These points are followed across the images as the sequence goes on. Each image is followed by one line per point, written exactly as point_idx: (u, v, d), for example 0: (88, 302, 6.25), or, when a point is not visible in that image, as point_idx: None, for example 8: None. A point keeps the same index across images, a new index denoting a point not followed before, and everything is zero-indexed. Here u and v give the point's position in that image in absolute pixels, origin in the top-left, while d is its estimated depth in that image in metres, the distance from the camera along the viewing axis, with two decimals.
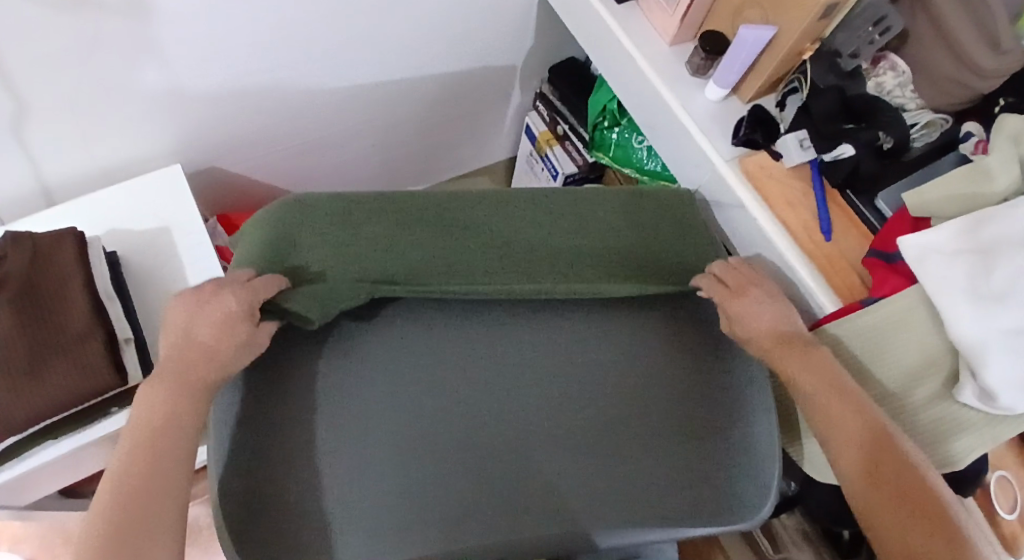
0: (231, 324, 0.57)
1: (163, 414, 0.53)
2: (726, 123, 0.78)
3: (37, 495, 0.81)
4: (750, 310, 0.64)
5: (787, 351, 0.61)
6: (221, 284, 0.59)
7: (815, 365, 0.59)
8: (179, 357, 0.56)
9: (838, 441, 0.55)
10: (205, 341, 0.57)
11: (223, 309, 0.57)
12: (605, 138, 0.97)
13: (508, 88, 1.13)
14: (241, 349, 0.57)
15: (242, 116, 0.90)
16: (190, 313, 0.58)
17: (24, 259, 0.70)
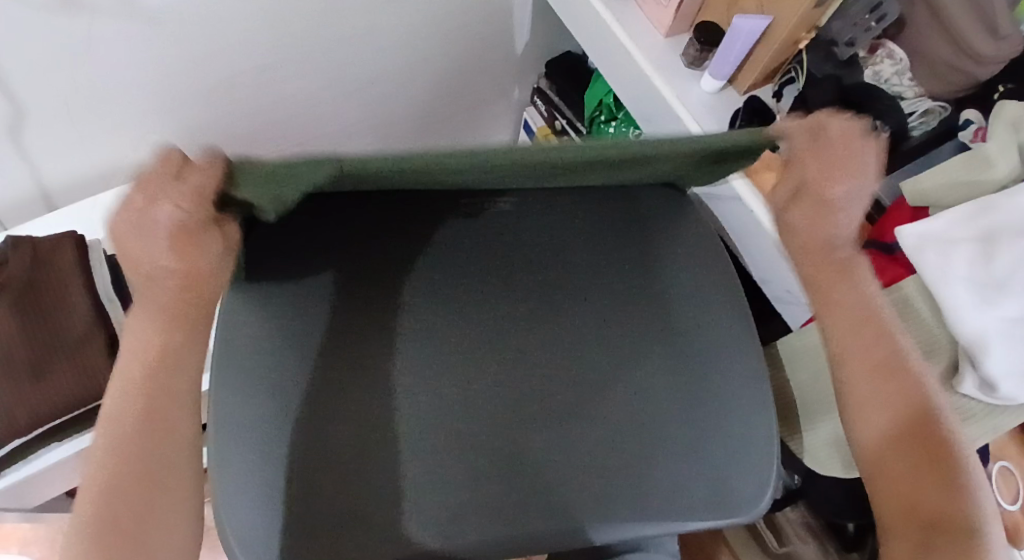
0: (195, 238, 0.44)
1: (143, 283, 0.46)
2: (721, 115, 0.77)
3: (45, 496, 0.82)
4: (826, 197, 0.51)
5: (830, 276, 0.53)
6: (152, 185, 0.43)
7: (860, 299, 0.53)
8: (155, 279, 0.46)
9: (867, 387, 0.50)
10: (173, 265, 0.45)
11: (172, 221, 0.43)
12: (602, 132, 0.97)
13: (505, 83, 1.12)
14: (221, 262, 0.47)
15: (238, 116, 0.90)
16: (131, 221, 0.43)
17: (25, 261, 0.70)
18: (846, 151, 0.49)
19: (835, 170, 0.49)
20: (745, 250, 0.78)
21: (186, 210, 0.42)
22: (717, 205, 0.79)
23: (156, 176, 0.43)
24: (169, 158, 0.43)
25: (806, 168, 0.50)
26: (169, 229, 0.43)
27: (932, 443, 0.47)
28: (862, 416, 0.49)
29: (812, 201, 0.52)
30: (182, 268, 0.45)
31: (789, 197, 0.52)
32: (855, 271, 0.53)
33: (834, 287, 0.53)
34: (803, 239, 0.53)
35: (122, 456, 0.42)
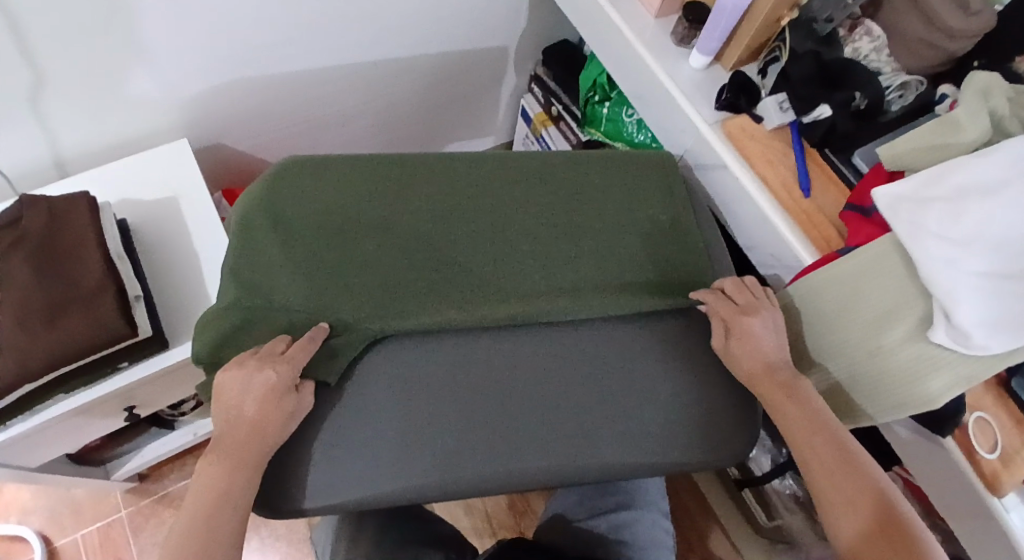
0: (276, 397, 0.60)
1: (224, 412, 0.60)
2: (709, 90, 0.81)
3: (46, 454, 0.84)
4: (750, 332, 0.68)
5: (777, 391, 0.65)
6: (263, 357, 0.61)
7: (805, 410, 0.63)
8: (233, 422, 0.59)
9: (832, 488, 0.59)
10: (250, 413, 0.59)
11: (267, 386, 0.59)
12: (596, 112, 1.01)
13: (503, 70, 1.17)
14: (287, 419, 0.60)
15: (247, 93, 0.94)
16: (241, 376, 0.60)
17: (40, 219, 0.73)
18: (756, 306, 0.70)
19: (742, 312, 0.69)
20: (732, 219, 0.82)
21: (279, 375, 0.60)
22: (706, 175, 0.82)
23: (255, 359, 0.61)
24: (279, 345, 0.63)
25: (725, 311, 0.69)
26: (263, 388, 0.60)
27: (891, 529, 0.56)
28: (834, 511, 0.58)
29: (741, 335, 0.68)
30: (256, 417, 0.59)
31: (725, 338, 0.68)
32: (801, 391, 0.65)
33: (784, 406, 0.64)
34: (745, 363, 0.67)
35: (189, 546, 0.54)
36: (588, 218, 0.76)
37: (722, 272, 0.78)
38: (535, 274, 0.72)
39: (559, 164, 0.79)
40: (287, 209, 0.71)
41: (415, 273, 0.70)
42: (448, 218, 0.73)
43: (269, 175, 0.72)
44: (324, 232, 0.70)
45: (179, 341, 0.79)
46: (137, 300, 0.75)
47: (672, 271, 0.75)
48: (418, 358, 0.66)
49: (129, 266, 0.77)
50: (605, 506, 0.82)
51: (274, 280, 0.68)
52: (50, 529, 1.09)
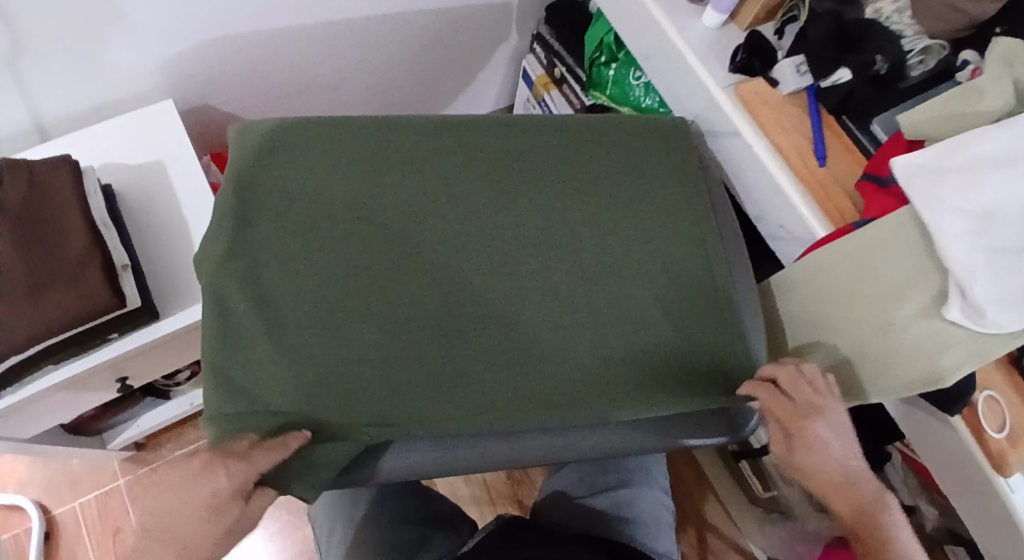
0: (222, 510, 0.53)
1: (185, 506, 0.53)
2: (723, 51, 0.77)
3: (40, 427, 0.83)
4: (813, 442, 0.59)
5: (852, 512, 0.60)
6: (218, 461, 0.54)
7: (883, 541, 0.59)
8: (170, 526, 0.53)
9: None
10: (190, 525, 0.53)
11: (214, 494, 0.53)
12: (602, 74, 0.96)
13: (505, 28, 1.12)
14: (227, 531, 0.54)
15: (235, 52, 0.89)
16: (187, 480, 0.53)
17: (21, 185, 0.69)
18: (823, 412, 0.60)
19: (800, 415, 0.60)
20: (740, 187, 0.79)
21: (230, 484, 0.53)
22: (716, 140, 0.79)
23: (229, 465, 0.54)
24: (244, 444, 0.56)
25: (780, 411, 0.61)
26: (208, 499, 0.53)
27: None
28: None
29: (803, 446, 0.60)
30: (197, 531, 0.53)
31: (783, 439, 0.61)
32: (878, 513, 0.60)
33: (862, 528, 0.60)
34: (814, 476, 0.60)
35: None
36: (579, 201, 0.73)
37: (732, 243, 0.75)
38: (558, 363, 0.66)
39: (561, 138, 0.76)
40: (266, 198, 0.69)
41: (423, 365, 0.63)
42: (428, 196, 0.71)
43: (245, 160, 0.70)
44: (302, 218, 0.68)
45: (170, 313, 0.77)
46: (123, 269, 0.72)
47: (702, 347, 0.69)
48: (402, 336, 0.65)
49: (115, 234, 0.74)
50: (608, 483, 0.81)
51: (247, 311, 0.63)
52: (48, 498, 1.09)
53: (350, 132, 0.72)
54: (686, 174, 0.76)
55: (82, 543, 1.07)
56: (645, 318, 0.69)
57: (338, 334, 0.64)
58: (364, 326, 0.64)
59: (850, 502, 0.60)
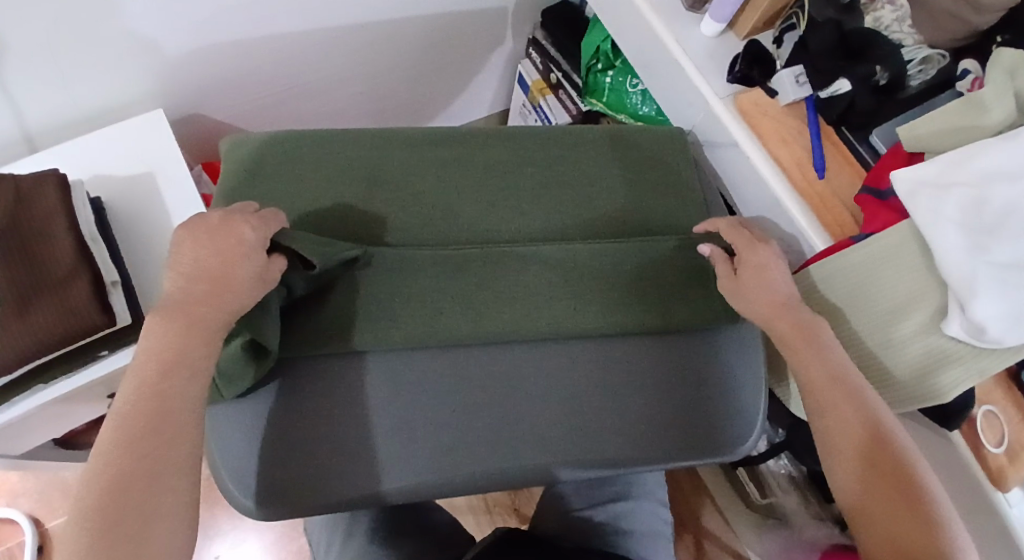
0: (242, 254, 0.55)
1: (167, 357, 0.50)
2: (722, 59, 0.76)
3: (31, 443, 0.82)
4: (764, 266, 0.64)
5: (792, 326, 0.61)
6: (233, 236, 0.55)
7: (820, 351, 0.59)
8: (185, 283, 0.53)
9: (857, 478, 0.53)
10: (209, 264, 0.54)
11: (238, 238, 0.55)
12: (599, 81, 0.95)
13: (501, 32, 1.11)
14: (252, 282, 0.55)
15: (227, 60, 0.88)
16: (205, 250, 0.54)
17: (8, 199, 0.67)
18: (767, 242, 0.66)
19: (750, 242, 0.66)
20: (739, 198, 0.78)
21: (248, 244, 0.55)
22: (714, 151, 0.78)
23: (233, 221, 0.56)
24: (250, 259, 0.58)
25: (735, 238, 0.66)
26: (228, 248, 0.55)
27: (894, 479, 0.51)
28: (844, 476, 0.53)
29: (753, 266, 0.64)
30: (212, 274, 0.53)
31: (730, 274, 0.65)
32: (819, 336, 0.60)
33: (800, 352, 0.60)
34: (758, 298, 0.63)
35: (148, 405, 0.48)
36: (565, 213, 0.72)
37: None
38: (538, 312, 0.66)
39: (547, 146, 0.75)
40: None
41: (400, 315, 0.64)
42: (410, 212, 0.69)
43: (228, 182, 0.69)
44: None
45: None
46: (113, 286, 0.71)
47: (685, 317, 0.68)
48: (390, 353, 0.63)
49: (103, 248, 0.72)
50: (604, 496, 0.81)
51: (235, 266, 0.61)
52: (41, 510, 1.08)
53: (327, 140, 0.71)
54: (682, 184, 0.76)
55: None
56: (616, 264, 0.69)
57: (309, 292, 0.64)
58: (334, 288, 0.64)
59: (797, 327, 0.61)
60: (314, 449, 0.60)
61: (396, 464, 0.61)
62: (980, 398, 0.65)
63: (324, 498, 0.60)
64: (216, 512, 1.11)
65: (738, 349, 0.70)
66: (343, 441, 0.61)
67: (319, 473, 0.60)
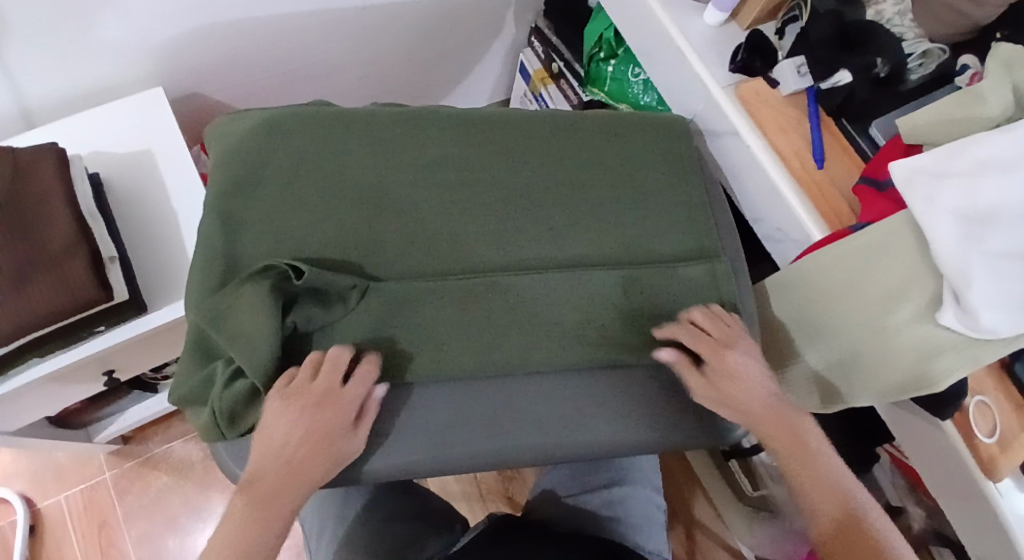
0: (334, 410, 0.56)
1: (253, 525, 0.53)
2: (723, 49, 0.76)
3: (25, 420, 0.82)
4: (734, 372, 0.60)
5: (780, 436, 0.59)
6: (324, 390, 0.56)
7: (801, 454, 0.58)
8: (292, 439, 0.55)
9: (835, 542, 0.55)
10: (308, 422, 0.55)
11: (333, 389, 0.56)
12: (600, 71, 0.95)
13: (502, 21, 1.11)
14: (345, 429, 0.56)
15: (227, 42, 0.88)
16: (302, 409, 0.55)
17: (5, 173, 0.66)
18: (731, 341, 0.62)
19: (718, 347, 0.61)
20: (739, 190, 0.78)
21: (340, 399, 0.56)
22: (719, 138, 0.76)
23: (315, 387, 0.56)
24: (310, 371, 0.57)
25: (701, 342, 0.61)
26: (320, 404, 0.55)
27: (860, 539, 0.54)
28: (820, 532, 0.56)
29: (722, 369, 0.60)
30: (308, 430, 0.55)
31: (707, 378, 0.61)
32: (801, 436, 0.59)
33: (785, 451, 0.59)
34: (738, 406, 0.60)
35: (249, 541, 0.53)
36: (554, 213, 0.68)
37: (727, 231, 0.71)
38: (552, 344, 0.62)
39: (538, 132, 0.71)
40: (234, 208, 0.63)
41: (406, 342, 0.61)
42: (408, 225, 0.65)
43: (222, 176, 0.65)
44: (267, 241, 0.63)
45: (157, 306, 0.75)
46: (110, 262, 0.69)
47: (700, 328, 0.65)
48: (364, 348, 0.60)
49: (102, 225, 0.71)
50: (599, 481, 0.82)
51: (238, 287, 0.59)
52: (34, 490, 1.08)
53: (332, 131, 0.68)
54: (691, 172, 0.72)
55: (69, 537, 1.07)
56: (636, 285, 0.65)
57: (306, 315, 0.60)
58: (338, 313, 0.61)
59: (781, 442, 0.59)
60: None
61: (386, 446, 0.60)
62: (974, 390, 0.66)
63: None
64: (208, 494, 1.11)
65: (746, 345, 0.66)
66: None
67: None
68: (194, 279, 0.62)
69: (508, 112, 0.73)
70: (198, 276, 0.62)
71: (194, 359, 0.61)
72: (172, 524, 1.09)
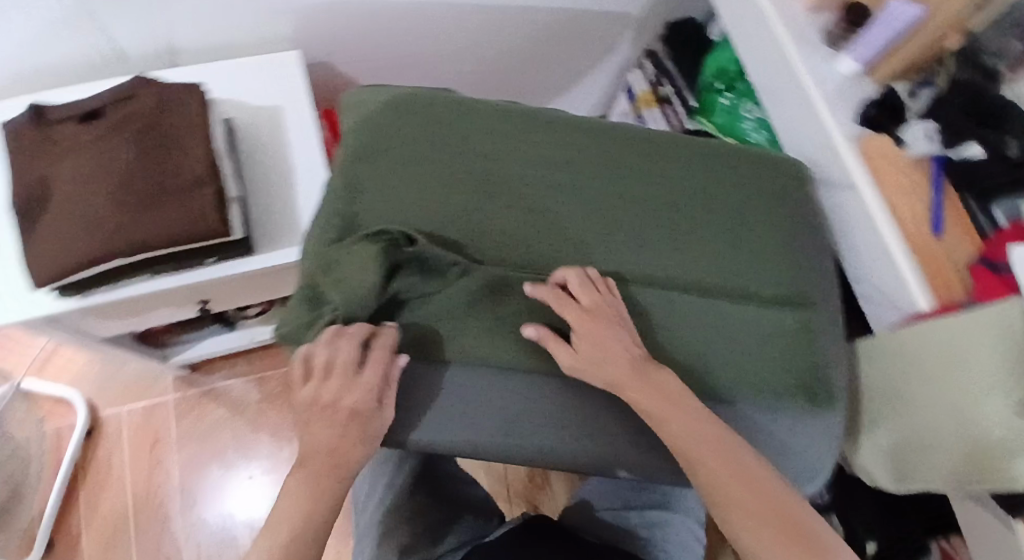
0: (362, 385, 0.57)
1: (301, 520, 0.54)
2: (854, 99, 0.74)
3: (115, 326, 0.87)
4: (604, 338, 0.59)
5: (663, 403, 0.57)
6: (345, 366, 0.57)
7: (696, 427, 0.56)
8: (325, 423, 0.56)
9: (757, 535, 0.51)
10: (338, 401, 0.56)
11: (354, 365, 0.57)
12: (714, 102, 0.94)
13: (622, 37, 1.12)
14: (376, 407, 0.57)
15: (361, 14, 0.91)
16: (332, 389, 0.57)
17: (151, 101, 0.71)
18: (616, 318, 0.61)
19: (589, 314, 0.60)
20: (850, 247, 0.77)
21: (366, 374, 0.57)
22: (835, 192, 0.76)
23: (339, 365, 0.57)
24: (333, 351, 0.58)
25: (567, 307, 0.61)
26: (347, 379, 0.57)
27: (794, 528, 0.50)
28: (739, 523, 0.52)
29: (592, 338, 0.59)
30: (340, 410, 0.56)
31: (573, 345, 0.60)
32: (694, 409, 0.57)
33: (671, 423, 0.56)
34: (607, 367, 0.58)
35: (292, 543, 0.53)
36: (653, 232, 0.68)
37: (830, 282, 0.70)
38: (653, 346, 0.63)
39: (652, 149, 0.71)
40: (356, 173, 0.67)
41: (503, 325, 0.63)
42: (521, 213, 0.68)
43: (352, 141, 0.69)
44: (383, 206, 0.66)
45: (263, 249, 0.79)
46: (230, 201, 0.73)
47: (794, 371, 0.64)
48: (462, 324, 0.63)
49: (229, 165, 0.76)
50: (641, 503, 0.82)
51: (353, 245, 0.63)
52: (99, 398, 1.14)
53: (455, 116, 0.70)
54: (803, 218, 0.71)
55: (122, 449, 1.13)
56: (741, 305, 0.66)
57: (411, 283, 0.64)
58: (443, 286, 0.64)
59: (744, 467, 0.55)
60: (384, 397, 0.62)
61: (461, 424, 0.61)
62: None
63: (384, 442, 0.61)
64: (257, 437, 1.15)
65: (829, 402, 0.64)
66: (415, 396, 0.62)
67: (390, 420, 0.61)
68: (313, 234, 0.66)
69: (626, 123, 0.73)
70: (317, 230, 0.66)
71: (300, 305, 0.64)
72: (217, 458, 1.14)
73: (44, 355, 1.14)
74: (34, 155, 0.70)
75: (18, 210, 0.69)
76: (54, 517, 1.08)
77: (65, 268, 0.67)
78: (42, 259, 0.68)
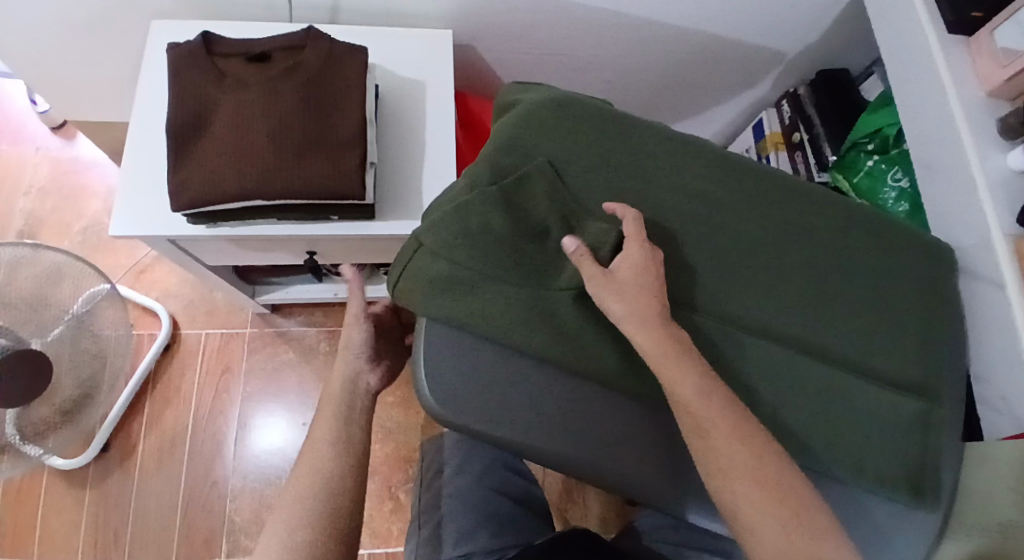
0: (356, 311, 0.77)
1: (320, 454, 0.64)
2: (1017, 197, 0.71)
3: (223, 260, 0.89)
4: (630, 285, 0.61)
5: (673, 350, 0.58)
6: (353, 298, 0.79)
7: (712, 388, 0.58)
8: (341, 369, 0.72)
9: (747, 493, 0.55)
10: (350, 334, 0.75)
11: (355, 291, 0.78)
12: (858, 160, 0.91)
13: (762, 76, 1.10)
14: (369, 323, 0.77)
15: (521, 9, 0.91)
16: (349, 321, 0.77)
17: (320, 56, 0.74)
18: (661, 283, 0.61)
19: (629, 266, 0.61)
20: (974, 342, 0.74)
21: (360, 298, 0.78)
22: (972, 285, 0.74)
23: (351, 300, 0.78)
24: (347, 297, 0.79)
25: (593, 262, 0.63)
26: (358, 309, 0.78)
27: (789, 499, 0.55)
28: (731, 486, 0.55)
29: (619, 288, 0.61)
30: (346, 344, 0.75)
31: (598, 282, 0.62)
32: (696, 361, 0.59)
33: (677, 366, 0.58)
34: (632, 305, 0.60)
35: (318, 473, 0.63)
36: (784, 282, 0.67)
37: (952, 377, 0.68)
38: (774, 392, 0.64)
39: (796, 200, 0.70)
40: (503, 164, 0.68)
41: (618, 350, 0.64)
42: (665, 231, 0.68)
43: (506, 129, 0.69)
44: (524, 197, 0.66)
45: (383, 218, 0.79)
46: (370, 165, 0.75)
47: (900, 461, 0.64)
48: (579, 340, 0.63)
49: (374, 131, 0.77)
50: (701, 543, 0.81)
51: (488, 227, 0.64)
52: (183, 316, 1.20)
53: (612, 128, 0.70)
54: (934, 306, 0.69)
55: (193, 368, 1.17)
56: (859, 381, 0.65)
57: (528, 280, 0.64)
58: (560, 295, 0.64)
59: (780, 488, 0.55)
60: (494, 384, 0.61)
61: (562, 440, 0.60)
62: None
63: (483, 429, 0.59)
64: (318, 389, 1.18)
65: (930, 501, 0.63)
66: (526, 393, 0.61)
67: (497, 408, 0.59)
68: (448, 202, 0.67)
69: (771, 168, 0.73)
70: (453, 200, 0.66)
71: (420, 265, 0.64)
72: (279, 399, 1.17)
73: (143, 263, 1.22)
74: (201, 80, 0.73)
75: (174, 130, 0.71)
76: (120, 417, 1.12)
77: (210, 196, 0.69)
78: (188, 182, 0.69)
